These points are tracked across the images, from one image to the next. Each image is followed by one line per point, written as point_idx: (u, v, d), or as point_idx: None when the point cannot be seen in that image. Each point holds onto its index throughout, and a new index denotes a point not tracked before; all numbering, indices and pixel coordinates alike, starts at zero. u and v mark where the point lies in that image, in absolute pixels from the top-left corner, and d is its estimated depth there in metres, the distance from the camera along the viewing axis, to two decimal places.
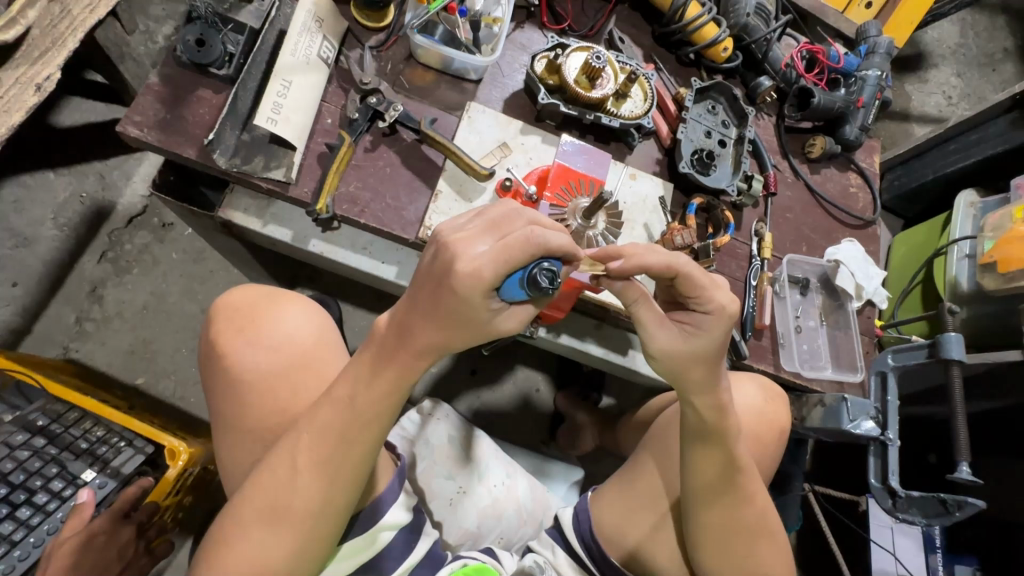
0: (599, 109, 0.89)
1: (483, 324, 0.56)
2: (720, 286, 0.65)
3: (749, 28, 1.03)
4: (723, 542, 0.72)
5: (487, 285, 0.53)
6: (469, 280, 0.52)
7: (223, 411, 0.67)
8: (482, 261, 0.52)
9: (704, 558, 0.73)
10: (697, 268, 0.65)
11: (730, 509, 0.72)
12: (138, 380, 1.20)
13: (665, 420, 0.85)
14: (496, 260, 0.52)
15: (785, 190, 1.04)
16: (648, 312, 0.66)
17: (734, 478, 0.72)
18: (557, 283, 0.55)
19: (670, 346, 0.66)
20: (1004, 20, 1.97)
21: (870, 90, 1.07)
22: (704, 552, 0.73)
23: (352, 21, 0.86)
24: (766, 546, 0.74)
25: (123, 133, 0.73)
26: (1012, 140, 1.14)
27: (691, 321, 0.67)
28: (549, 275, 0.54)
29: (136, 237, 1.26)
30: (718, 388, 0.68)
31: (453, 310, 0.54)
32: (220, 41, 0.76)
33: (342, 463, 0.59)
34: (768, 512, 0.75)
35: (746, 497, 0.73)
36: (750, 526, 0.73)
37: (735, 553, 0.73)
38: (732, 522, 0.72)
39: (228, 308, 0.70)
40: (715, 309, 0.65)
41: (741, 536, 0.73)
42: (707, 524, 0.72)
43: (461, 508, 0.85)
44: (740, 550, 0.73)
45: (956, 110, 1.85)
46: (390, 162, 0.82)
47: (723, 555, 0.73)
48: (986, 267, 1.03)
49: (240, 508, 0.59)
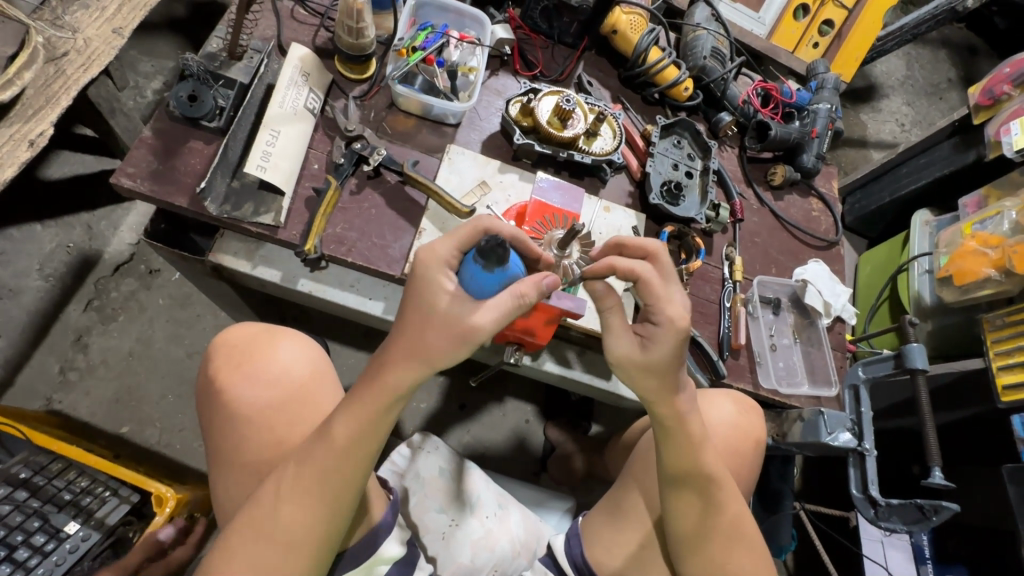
0: (572, 147, 0.95)
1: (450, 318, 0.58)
2: (674, 299, 0.68)
3: (707, 69, 1.12)
4: (701, 551, 0.74)
5: (441, 257, 0.61)
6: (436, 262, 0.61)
7: (220, 445, 0.68)
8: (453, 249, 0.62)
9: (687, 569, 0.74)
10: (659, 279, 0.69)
11: (712, 521, 0.74)
12: (123, 429, 1.19)
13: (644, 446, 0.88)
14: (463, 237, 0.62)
15: (751, 217, 1.10)
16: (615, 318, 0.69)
17: (706, 489, 0.73)
18: (496, 248, 0.58)
19: (625, 355, 0.69)
20: (945, 53, 2.13)
21: (823, 121, 1.15)
22: (687, 564, 0.74)
23: (336, 73, 0.92)
24: (748, 553, 0.76)
25: (117, 184, 0.76)
26: (956, 162, 1.22)
27: (650, 335, 0.68)
28: (490, 245, 0.59)
29: (123, 284, 1.27)
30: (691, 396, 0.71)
31: (421, 299, 0.59)
32: (211, 97, 0.80)
33: (332, 493, 0.60)
34: (744, 517, 0.76)
35: (721, 507, 0.74)
36: (733, 535, 0.75)
37: (714, 561, 0.74)
38: (715, 529, 0.74)
39: (226, 344, 0.72)
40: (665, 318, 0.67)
41: (723, 542, 0.74)
42: (686, 533, 0.74)
43: (454, 540, 0.86)
44: (721, 559, 0.74)
45: (909, 136, 1.98)
46: (375, 204, 0.85)
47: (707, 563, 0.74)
48: (943, 281, 1.08)
49: (226, 540, 0.60)
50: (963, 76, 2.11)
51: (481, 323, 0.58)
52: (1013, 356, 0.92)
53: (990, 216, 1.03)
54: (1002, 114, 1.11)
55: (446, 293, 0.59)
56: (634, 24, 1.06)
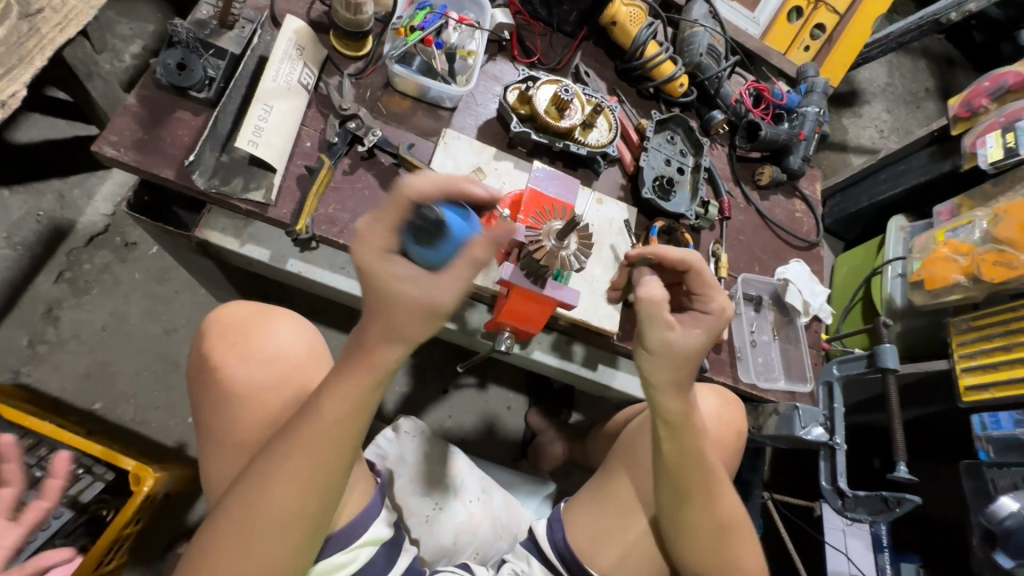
0: (568, 137, 0.95)
1: (416, 299, 0.51)
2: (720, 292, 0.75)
3: (703, 66, 1.13)
4: (706, 545, 0.74)
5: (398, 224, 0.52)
6: (374, 251, 0.51)
7: (210, 425, 0.67)
8: (389, 232, 0.51)
9: (688, 562, 0.75)
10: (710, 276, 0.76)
11: (713, 515, 0.74)
12: (95, 405, 1.15)
13: (632, 428, 0.86)
14: (390, 213, 0.51)
15: (738, 215, 1.12)
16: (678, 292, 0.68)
17: (709, 483, 0.73)
18: (431, 225, 0.53)
19: (681, 343, 0.67)
20: (925, 63, 2.19)
21: (810, 124, 1.18)
22: (687, 556, 0.75)
23: (331, 49, 0.90)
24: (739, 542, 0.76)
25: (98, 152, 0.73)
26: (932, 171, 1.26)
27: (699, 319, 0.72)
28: (430, 217, 0.53)
29: (97, 256, 1.23)
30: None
31: (381, 296, 0.51)
32: (201, 66, 0.77)
33: (308, 470, 0.55)
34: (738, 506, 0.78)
35: (721, 501, 0.75)
36: (726, 527, 0.75)
37: (717, 552, 0.75)
38: (712, 521, 0.74)
39: (219, 323, 0.71)
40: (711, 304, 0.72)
41: (716, 535, 0.75)
42: (692, 528, 0.73)
43: (438, 524, 0.87)
44: (724, 551, 0.75)
45: (887, 142, 2.04)
46: (368, 185, 0.84)
47: (701, 554, 0.75)
48: (915, 285, 1.12)
49: (209, 526, 0.56)
50: (940, 86, 2.17)
51: (451, 301, 0.51)
52: (975, 359, 0.97)
53: (962, 225, 1.07)
54: (979, 126, 1.15)
55: (400, 281, 0.51)
56: (634, 17, 1.06)
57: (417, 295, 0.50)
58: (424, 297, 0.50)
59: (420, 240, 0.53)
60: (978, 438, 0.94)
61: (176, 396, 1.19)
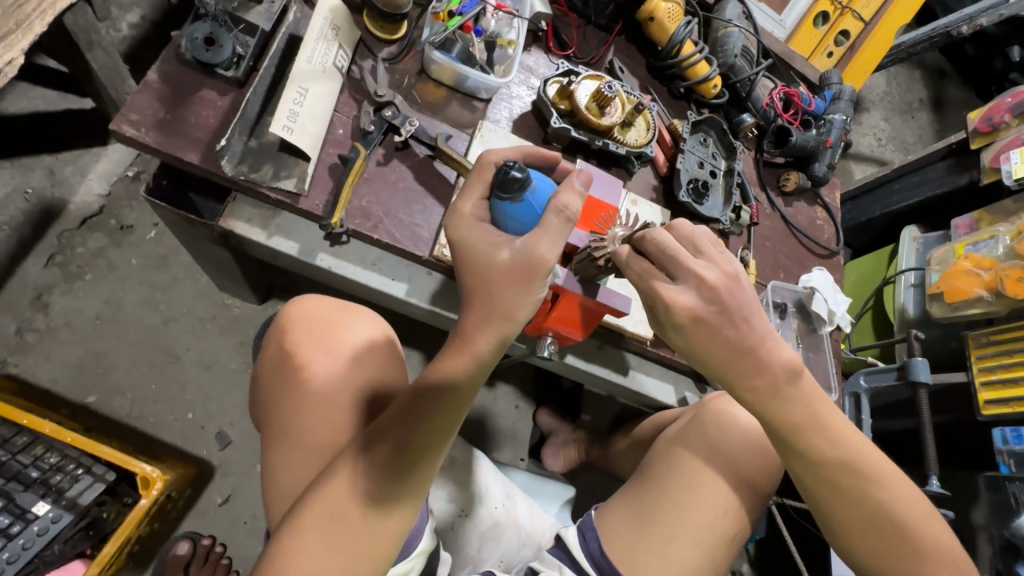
0: (607, 135, 0.92)
1: (512, 265, 0.57)
2: (688, 292, 0.58)
3: (736, 68, 1.11)
4: (871, 536, 0.62)
5: (485, 181, 0.63)
6: (467, 222, 0.61)
7: (284, 422, 0.64)
8: (477, 204, 0.62)
9: (855, 551, 0.64)
10: (699, 270, 0.58)
11: (859, 505, 0.62)
12: (89, 398, 1.09)
13: (682, 429, 0.80)
14: (478, 185, 0.63)
15: (764, 221, 1.11)
16: (655, 292, 0.59)
17: (838, 467, 0.61)
18: (503, 178, 0.60)
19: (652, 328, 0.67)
20: (921, 74, 2.19)
21: (837, 131, 1.17)
22: (852, 546, 0.64)
23: (364, 30, 0.85)
24: (934, 548, 0.61)
25: (116, 131, 0.67)
26: (950, 184, 1.27)
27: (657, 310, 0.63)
28: (508, 173, 0.60)
29: (91, 239, 1.16)
30: (758, 377, 0.60)
31: (473, 263, 0.59)
32: (231, 42, 0.72)
33: (401, 465, 0.54)
34: (907, 489, 0.62)
35: (875, 486, 0.61)
36: (899, 528, 0.61)
37: (891, 546, 0.62)
38: (870, 521, 0.62)
39: (301, 318, 0.69)
40: (696, 278, 0.58)
41: (891, 536, 0.61)
42: (839, 515, 0.63)
43: (463, 530, 0.84)
44: (905, 544, 0.61)
45: (885, 151, 2.06)
46: (403, 178, 0.80)
47: (873, 555, 0.63)
48: (934, 297, 1.14)
49: (292, 521, 0.53)
50: (934, 97, 2.17)
51: (545, 253, 0.57)
52: (995, 373, 0.99)
53: (984, 239, 1.09)
54: (1000, 141, 1.17)
55: (490, 244, 0.59)
56: (671, 13, 1.01)
57: (510, 258, 0.57)
58: (518, 259, 0.57)
59: (505, 196, 0.60)
60: (999, 451, 0.97)
61: (175, 390, 1.13)
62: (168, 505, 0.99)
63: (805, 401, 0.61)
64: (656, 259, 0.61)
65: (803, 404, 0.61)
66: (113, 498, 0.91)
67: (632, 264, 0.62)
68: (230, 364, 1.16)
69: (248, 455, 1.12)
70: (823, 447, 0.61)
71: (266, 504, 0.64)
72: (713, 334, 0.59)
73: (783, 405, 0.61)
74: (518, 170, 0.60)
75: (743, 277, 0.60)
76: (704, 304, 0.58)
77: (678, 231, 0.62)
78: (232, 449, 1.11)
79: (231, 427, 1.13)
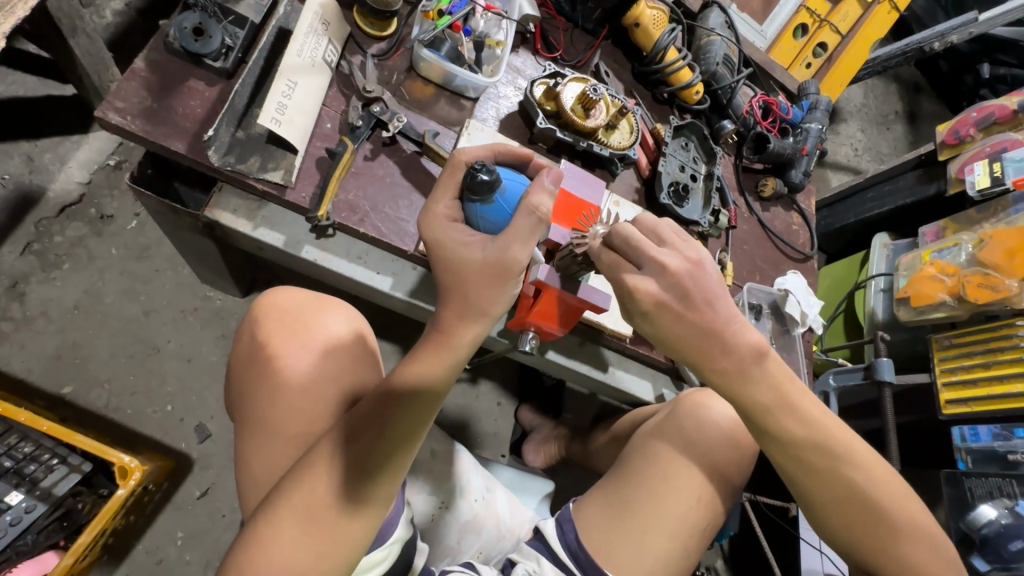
0: (591, 137, 0.94)
1: (485, 265, 0.59)
2: (648, 279, 0.61)
3: (718, 76, 1.14)
4: (846, 514, 0.64)
5: (457, 182, 0.64)
6: (441, 222, 0.63)
7: (259, 413, 0.64)
8: (450, 205, 0.64)
9: (832, 528, 0.66)
10: (659, 259, 0.61)
11: (830, 483, 0.64)
12: (64, 389, 1.07)
13: (654, 424, 0.83)
14: (450, 186, 0.64)
15: (741, 224, 1.15)
16: (620, 281, 0.62)
17: (810, 448, 0.63)
18: (473, 181, 0.62)
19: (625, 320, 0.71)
20: (897, 87, 2.27)
21: (813, 140, 1.21)
22: (829, 524, 0.66)
23: (354, 26, 0.86)
24: (906, 521, 0.63)
25: (102, 118, 0.67)
26: (919, 194, 1.33)
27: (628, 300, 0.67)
28: (477, 174, 0.62)
29: (70, 227, 1.14)
30: (726, 359, 0.63)
31: (447, 263, 0.61)
32: (220, 33, 0.72)
33: (376, 452, 0.55)
34: (878, 467, 0.64)
35: (848, 465, 0.63)
36: (872, 505, 0.63)
37: (864, 523, 0.64)
38: (843, 499, 0.64)
39: (277, 309, 0.70)
40: (658, 265, 0.61)
41: (865, 512, 0.63)
42: (817, 496, 0.65)
43: (443, 522, 0.85)
44: (877, 521, 0.63)
45: (861, 161, 2.13)
46: (390, 173, 0.81)
47: (849, 531, 0.65)
48: (901, 301, 1.18)
49: (269, 509, 0.53)
50: (908, 110, 2.25)
51: (518, 255, 0.59)
52: (956, 374, 1.04)
53: (948, 247, 1.14)
54: (966, 154, 1.22)
55: (462, 245, 0.60)
56: (656, 20, 1.04)
57: (483, 259, 0.59)
58: (490, 260, 0.59)
59: (475, 198, 0.63)
60: (957, 449, 1.03)
61: (154, 382, 1.11)
62: (144, 497, 0.98)
63: (773, 383, 0.63)
64: (621, 251, 0.64)
65: (771, 387, 0.63)
66: (88, 489, 0.90)
67: (604, 256, 0.65)
68: (211, 356, 1.15)
69: (227, 449, 1.11)
70: (793, 428, 0.63)
71: (241, 493, 0.64)
72: (679, 318, 0.62)
73: (750, 387, 0.63)
74: (486, 172, 0.62)
75: (706, 262, 0.63)
76: (667, 289, 0.61)
77: (643, 224, 0.65)
78: (212, 442, 1.11)
79: (210, 420, 1.12)
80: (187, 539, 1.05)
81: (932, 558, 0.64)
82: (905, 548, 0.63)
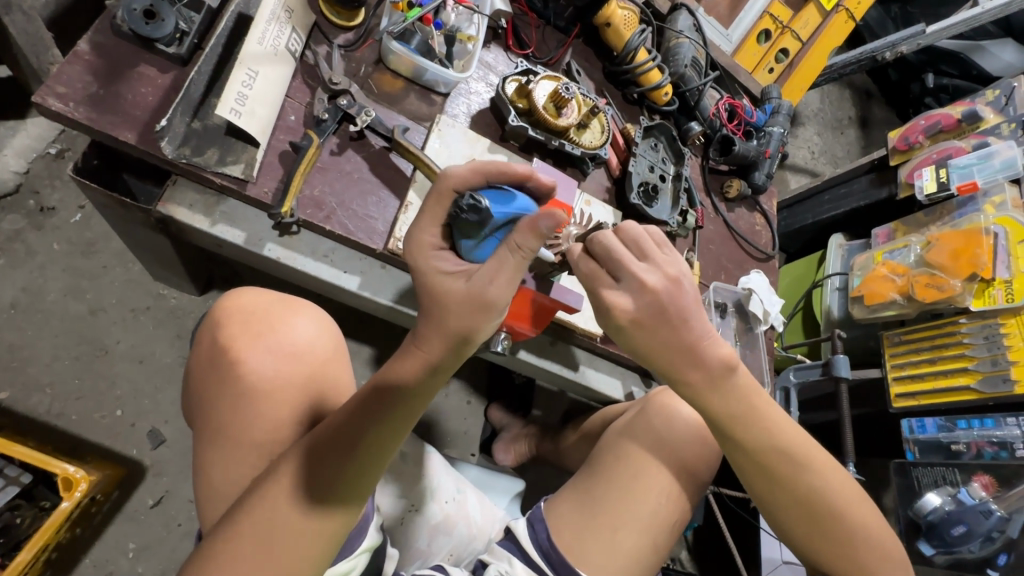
0: (563, 136, 0.93)
1: (467, 296, 0.55)
2: (620, 296, 0.60)
3: (686, 78, 1.16)
4: (808, 521, 0.67)
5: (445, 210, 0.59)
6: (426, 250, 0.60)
7: (220, 421, 0.61)
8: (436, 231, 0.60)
9: (796, 533, 0.68)
10: (633, 276, 0.60)
11: (796, 493, 0.66)
12: (0, 396, 1.00)
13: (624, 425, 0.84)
14: (436, 213, 0.59)
15: (708, 224, 1.18)
16: (599, 296, 0.61)
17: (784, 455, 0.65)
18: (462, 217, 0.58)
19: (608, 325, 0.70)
20: (851, 94, 2.36)
21: (775, 143, 1.24)
22: (790, 530, 0.68)
23: (319, 15, 0.83)
24: (859, 520, 0.66)
25: (41, 104, 0.62)
26: (871, 197, 1.39)
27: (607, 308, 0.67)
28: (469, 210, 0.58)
29: (5, 220, 1.07)
30: (695, 372, 0.63)
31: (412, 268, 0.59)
32: (173, 17, 0.68)
33: (350, 463, 0.53)
34: (838, 476, 0.67)
35: (815, 472, 0.66)
36: (827, 510, 0.66)
37: (826, 530, 0.66)
38: (802, 505, 0.66)
39: (239, 312, 0.66)
40: (637, 282, 0.60)
41: (821, 518, 0.66)
42: (796, 502, 0.66)
43: (414, 524, 0.83)
44: (839, 527, 0.66)
45: (817, 164, 2.21)
46: (357, 168, 0.78)
47: (807, 535, 0.68)
48: (856, 300, 1.23)
49: (229, 523, 0.51)
50: (860, 115, 2.35)
51: (492, 283, 0.55)
52: (904, 369, 1.10)
53: (899, 248, 1.19)
54: (914, 159, 1.28)
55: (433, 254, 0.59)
56: (627, 21, 1.05)
57: (465, 289, 0.55)
58: (473, 292, 0.55)
59: (464, 234, 0.60)
60: (906, 440, 1.08)
61: (102, 385, 1.05)
62: (91, 508, 0.92)
63: (743, 390, 0.65)
64: (601, 265, 0.63)
65: (749, 393, 0.65)
66: (29, 502, 0.85)
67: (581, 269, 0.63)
68: (165, 358, 1.09)
69: (183, 455, 1.06)
70: (761, 434, 0.65)
71: (201, 503, 0.61)
72: (653, 334, 0.61)
73: (723, 392, 0.64)
74: (475, 213, 0.58)
75: (685, 278, 0.61)
76: (644, 306, 0.60)
77: (624, 234, 0.63)
78: (166, 448, 1.05)
79: (165, 425, 1.06)
80: (140, 551, 0.99)
81: (881, 554, 0.67)
82: (859, 551, 0.66)
